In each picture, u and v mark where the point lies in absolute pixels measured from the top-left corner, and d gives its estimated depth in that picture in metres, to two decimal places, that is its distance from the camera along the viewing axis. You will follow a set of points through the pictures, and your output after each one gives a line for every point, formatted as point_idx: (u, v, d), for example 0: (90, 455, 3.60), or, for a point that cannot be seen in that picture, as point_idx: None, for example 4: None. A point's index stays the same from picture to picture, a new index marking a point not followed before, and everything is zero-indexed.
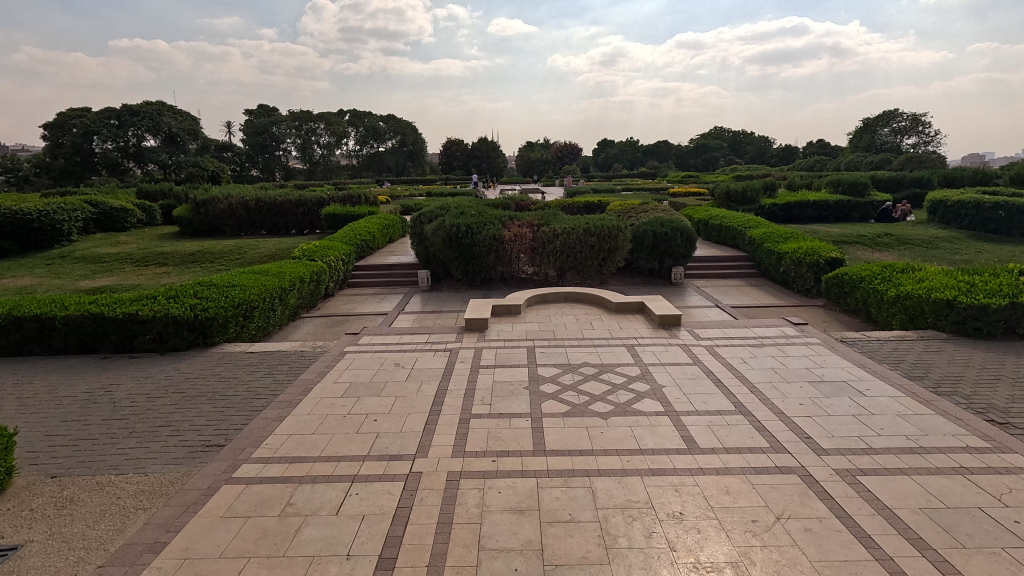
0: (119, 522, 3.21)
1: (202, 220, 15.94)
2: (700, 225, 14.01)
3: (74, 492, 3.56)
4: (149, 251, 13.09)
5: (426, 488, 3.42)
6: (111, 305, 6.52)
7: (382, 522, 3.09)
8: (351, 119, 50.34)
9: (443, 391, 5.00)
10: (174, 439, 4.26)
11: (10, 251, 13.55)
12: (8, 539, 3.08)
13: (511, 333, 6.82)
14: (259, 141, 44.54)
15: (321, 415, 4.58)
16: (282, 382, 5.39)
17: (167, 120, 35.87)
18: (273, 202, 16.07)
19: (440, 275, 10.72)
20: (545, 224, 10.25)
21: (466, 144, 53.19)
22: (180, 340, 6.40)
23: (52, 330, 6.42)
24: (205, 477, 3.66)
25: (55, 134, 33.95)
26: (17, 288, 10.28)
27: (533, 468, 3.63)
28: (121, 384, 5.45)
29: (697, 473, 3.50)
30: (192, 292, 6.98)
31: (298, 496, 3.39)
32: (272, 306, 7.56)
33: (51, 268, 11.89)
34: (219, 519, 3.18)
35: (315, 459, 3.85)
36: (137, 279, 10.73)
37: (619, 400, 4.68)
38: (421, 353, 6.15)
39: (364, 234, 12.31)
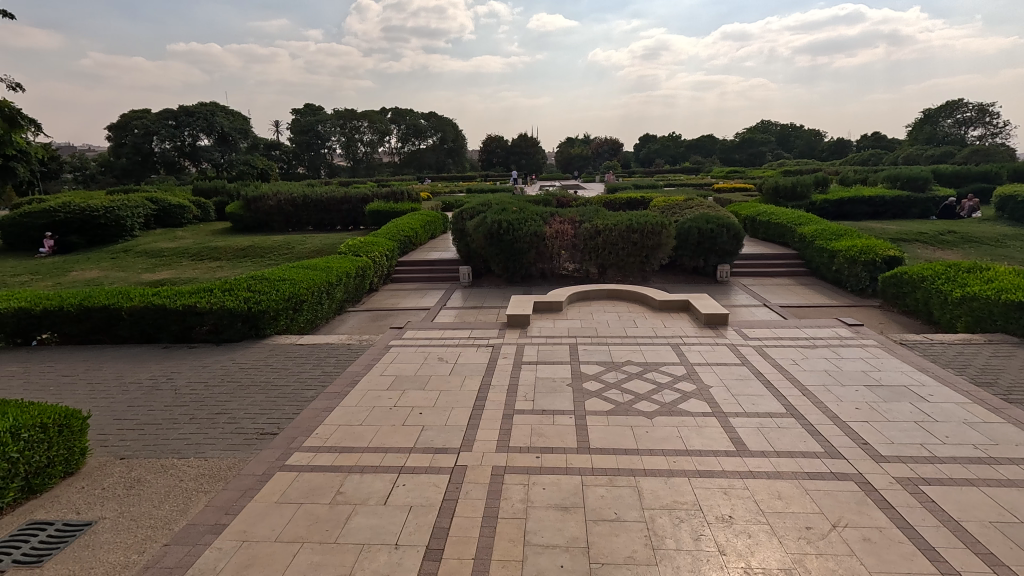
0: (182, 503, 3.37)
1: (253, 216, 16.55)
2: (748, 222, 13.63)
3: (140, 473, 3.76)
4: (204, 246, 13.67)
5: (471, 481, 3.46)
6: (172, 297, 6.85)
7: (429, 514, 3.14)
8: (394, 117, 51.38)
9: (487, 387, 5.04)
10: (230, 426, 4.44)
11: (78, 245, 14.40)
12: (82, 515, 3.29)
13: (553, 330, 6.80)
14: (305, 140, 45.98)
15: (367, 407, 4.69)
16: (330, 374, 5.54)
17: (221, 120, 37.38)
18: (320, 198, 16.51)
19: (481, 271, 10.82)
20: (587, 220, 10.16)
21: (506, 141, 53.31)
22: (234, 331, 6.67)
23: (119, 320, 6.79)
24: (260, 464, 3.81)
25: (120, 134, 36.11)
26: (85, 280, 10.91)
27: (578, 465, 3.61)
28: (182, 373, 5.73)
29: (746, 476, 3.42)
30: (245, 285, 7.27)
31: (347, 485, 3.49)
32: (319, 301, 7.79)
33: (115, 262, 12.57)
34: (274, 505, 3.31)
35: (363, 449, 3.95)
36: (193, 273, 11.23)
37: (664, 399, 4.62)
38: (463, 348, 6.21)
39: (407, 230, 12.53)
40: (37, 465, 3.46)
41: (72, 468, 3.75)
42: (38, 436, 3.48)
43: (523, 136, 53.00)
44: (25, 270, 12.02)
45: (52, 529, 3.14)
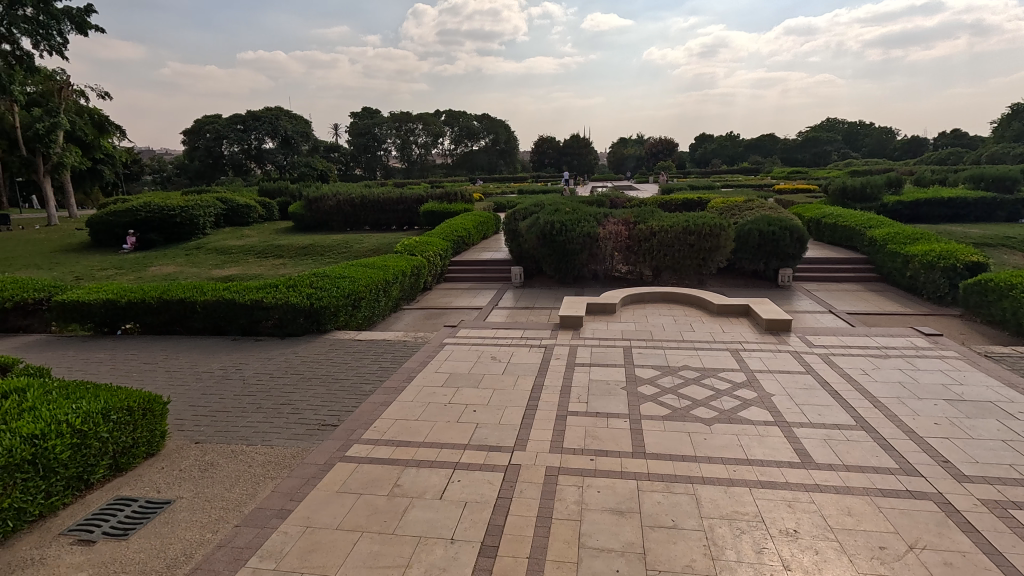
0: (251, 487, 3.56)
1: (314, 216, 17.26)
2: (812, 224, 13.02)
3: (213, 457, 3.99)
4: (268, 244, 14.36)
5: (525, 481, 3.47)
6: (241, 292, 7.23)
7: (484, 511, 3.17)
8: (447, 120, 52.36)
9: (540, 387, 5.04)
10: (294, 416, 4.64)
11: (156, 242, 15.43)
12: (162, 494, 3.52)
13: (606, 332, 6.72)
14: (363, 142, 47.50)
15: (423, 403, 4.78)
16: (387, 370, 5.69)
17: (284, 123, 39.13)
18: (376, 199, 17.00)
19: (533, 272, 10.83)
20: (641, 221, 9.99)
21: (557, 141, 53.19)
22: (297, 325, 6.95)
23: (193, 313, 7.22)
24: (322, 453, 3.96)
25: (193, 139, 38.92)
26: (162, 275, 11.69)
27: (633, 469, 3.57)
28: (249, 364, 6.03)
29: (812, 489, 3.27)
30: (308, 282, 7.58)
31: (405, 478, 3.58)
32: (376, 298, 8.02)
33: (189, 258, 13.38)
34: (335, 493, 3.44)
35: (419, 444, 4.04)
36: (258, 269, 11.81)
37: (723, 406, 4.48)
38: (516, 348, 6.23)
39: (461, 230, 12.71)
40: (124, 446, 3.75)
41: (154, 449, 4.03)
42: (125, 419, 3.75)
43: (574, 136, 52.76)
44: (110, 265, 12.97)
45: (136, 506, 3.38)
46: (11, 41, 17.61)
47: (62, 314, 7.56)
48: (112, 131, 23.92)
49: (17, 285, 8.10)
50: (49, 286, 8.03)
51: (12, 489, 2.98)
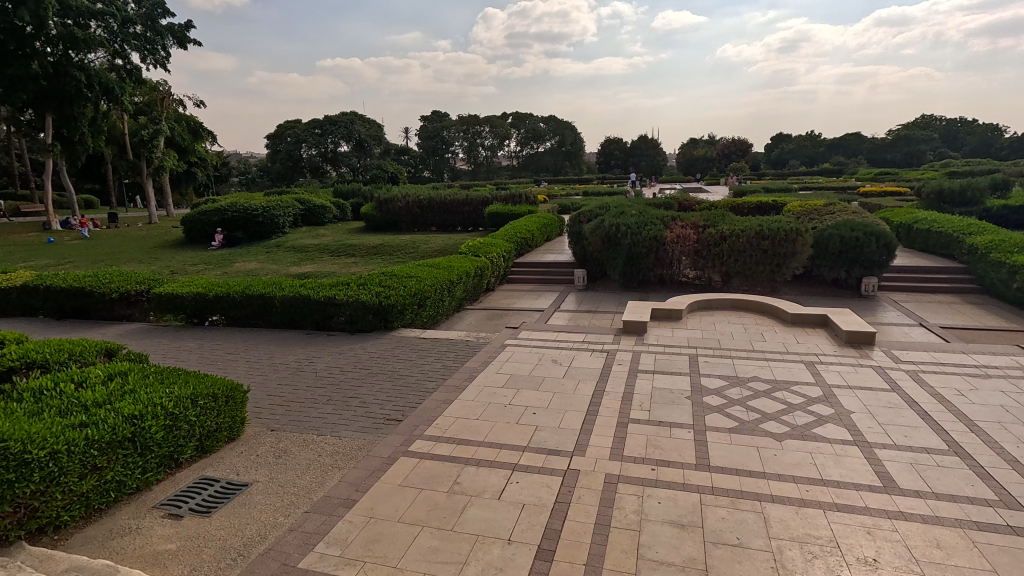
0: (320, 475, 3.74)
1: (384, 217, 17.92)
2: (903, 230, 12.07)
3: (287, 445, 4.22)
4: (340, 243, 15.05)
5: (583, 486, 3.44)
6: (316, 289, 7.62)
7: (541, 514, 3.18)
8: (514, 122, 52.85)
9: (601, 392, 4.98)
10: (361, 409, 4.83)
11: (241, 240, 16.54)
12: (241, 477, 3.76)
13: (671, 338, 6.54)
14: (431, 145, 48.92)
15: (484, 402, 4.85)
16: (450, 368, 5.81)
17: (359, 127, 40.91)
18: (443, 200, 17.39)
19: (597, 275, 10.72)
20: (711, 224, 9.65)
21: (624, 142, 52.45)
22: (366, 322, 7.24)
23: (272, 308, 7.67)
24: (386, 447, 4.10)
25: (275, 142, 41.23)
26: (246, 270, 12.52)
27: (697, 482, 3.45)
28: (321, 358, 6.34)
29: (894, 516, 3.04)
30: (377, 280, 7.88)
31: (464, 476, 3.64)
32: (441, 298, 8.20)
33: (270, 255, 14.24)
34: (398, 487, 3.55)
35: (479, 443, 4.10)
36: (331, 267, 12.41)
37: (795, 421, 4.25)
38: (577, 352, 6.19)
39: (525, 232, 12.78)
40: (209, 429, 4.04)
41: (234, 434, 4.32)
42: (211, 404, 4.05)
43: (642, 137, 51.84)
44: (200, 260, 14.02)
45: (218, 486, 3.63)
46: (123, 56, 19.41)
47: (159, 305, 8.25)
48: (205, 137, 25.93)
49: (121, 277, 8.92)
50: (148, 280, 8.78)
51: (114, 463, 3.30)
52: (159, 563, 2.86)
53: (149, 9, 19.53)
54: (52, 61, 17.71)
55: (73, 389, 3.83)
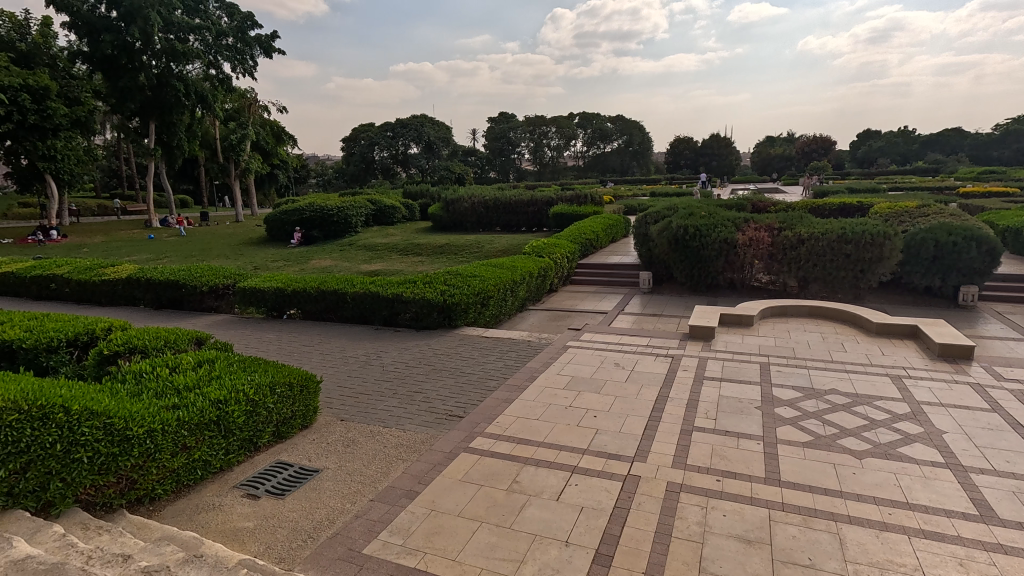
0: (385, 466, 3.87)
1: (451, 217, 18.31)
2: (1009, 234, 10.94)
3: (355, 435, 4.41)
4: (408, 242, 15.52)
5: (643, 493, 3.37)
6: (385, 286, 7.91)
7: (600, 518, 3.15)
8: (581, 122, 52.53)
9: (664, 398, 4.86)
10: (425, 404, 4.96)
11: (317, 238, 17.43)
12: (312, 463, 3.97)
13: (740, 345, 6.28)
14: (498, 146, 49.65)
15: (544, 403, 4.86)
16: (511, 368, 5.86)
17: (428, 130, 42.14)
18: (508, 201, 17.53)
19: (663, 277, 10.46)
20: (787, 226, 9.16)
21: (695, 141, 50.83)
22: (431, 320, 7.44)
23: (344, 303, 8.03)
24: (448, 442, 4.19)
25: (351, 145, 43.25)
26: (321, 267, 13.19)
27: (765, 496, 3.30)
28: (388, 353, 6.56)
29: (992, 548, 2.77)
30: (442, 279, 8.07)
31: (523, 476, 3.66)
32: (504, 297, 8.28)
33: (343, 253, 14.93)
34: (458, 482, 3.62)
35: (538, 444, 4.11)
36: (400, 265, 12.83)
37: (877, 438, 3.97)
38: (640, 356, 6.07)
39: (589, 233, 12.68)
40: (285, 417, 4.30)
41: (307, 422, 4.56)
42: (288, 393, 4.30)
43: (714, 135, 50.06)
44: (280, 257, 14.90)
45: (292, 470, 3.85)
46: (216, 66, 20.97)
47: (243, 299, 8.82)
48: (287, 141, 27.54)
49: (211, 271, 9.63)
50: (234, 274, 9.42)
51: (202, 443, 3.58)
52: (239, 539, 3.07)
53: (240, 22, 20.94)
54: (157, 73, 19.42)
55: (168, 373, 4.18)
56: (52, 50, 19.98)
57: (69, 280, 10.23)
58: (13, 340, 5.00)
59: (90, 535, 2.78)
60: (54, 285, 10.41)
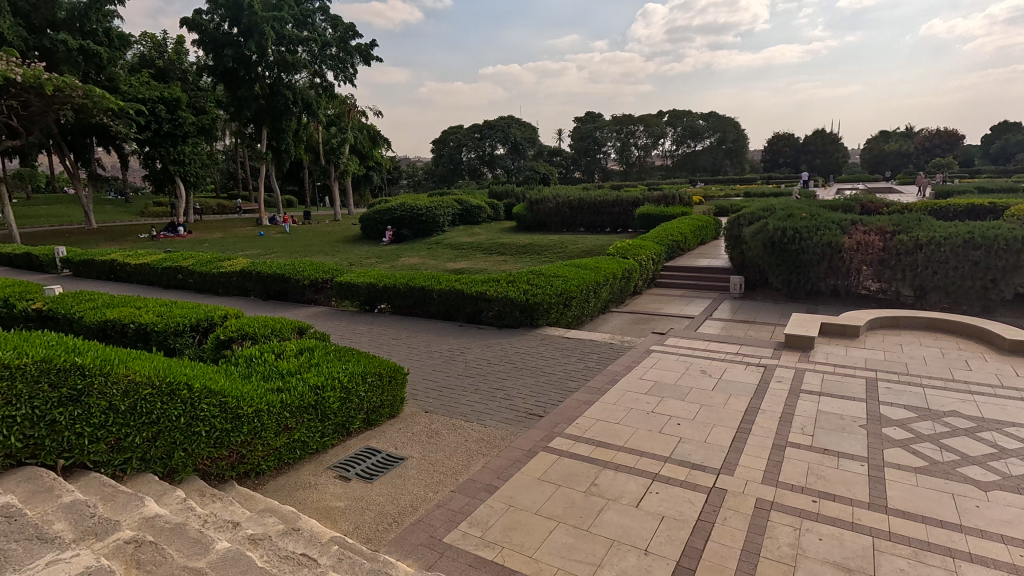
0: (466, 459, 3.98)
1: (535, 217, 18.40)
2: None
3: (438, 427, 4.56)
4: (493, 241, 15.79)
5: (729, 508, 3.22)
6: (469, 284, 8.11)
7: (682, 529, 3.04)
8: (671, 120, 51.07)
9: (755, 410, 4.60)
10: (505, 402, 5.03)
11: (407, 236, 18.20)
12: (399, 450, 4.16)
13: (843, 358, 5.81)
14: (584, 146, 49.52)
15: (625, 407, 4.77)
16: (592, 370, 5.80)
17: (515, 131, 42.64)
18: (593, 201, 17.34)
19: (756, 282, 9.90)
20: (902, 230, 8.33)
21: (796, 138, 47.62)
22: (514, 318, 7.53)
23: (430, 299, 8.33)
24: (528, 440, 4.23)
25: (440, 147, 44.78)
26: (409, 264, 13.77)
27: (869, 523, 3.03)
28: (471, 350, 6.72)
29: None
30: (526, 278, 8.14)
31: (602, 479, 3.61)
32: (586, 299, 8.21)
33: (430, 251, 15.48)
34: (537, 480, 3.64)
35: (618, 448, 4.04)
36: (484, 264, 13.09)
37: (1007, 470, 3.52)
38: (729, 364, 5.78)
39: (676, 234, 12.27)
40: (374, 405, 4.54)
41: (395, 412, 4.79)
42: (378, 383, 4.53)
43: (819, 131, 46.58)
44: (372, 254, 15.71)
45: (380, 456, 4.06)
46: (321, 75, 22.46)
47: (339, 292, 9.40)
48: (382, 144, 28.99)
49: (311, 266, 10.36)
50: (332, 269, 10.07)
51: (301, 425, 3.86)
52: (332, 517, 3.29)
53: (343, 32, 22.26)
54: (270, 83, 21.13)
55: (274, 359, 4.56)
56: (184, 65, 22.39)
57: (192, 271, 11.41)
58: (149, 322, 5.68)
59: (206, 501, 3.09)
60: (180, 275, 11.66)
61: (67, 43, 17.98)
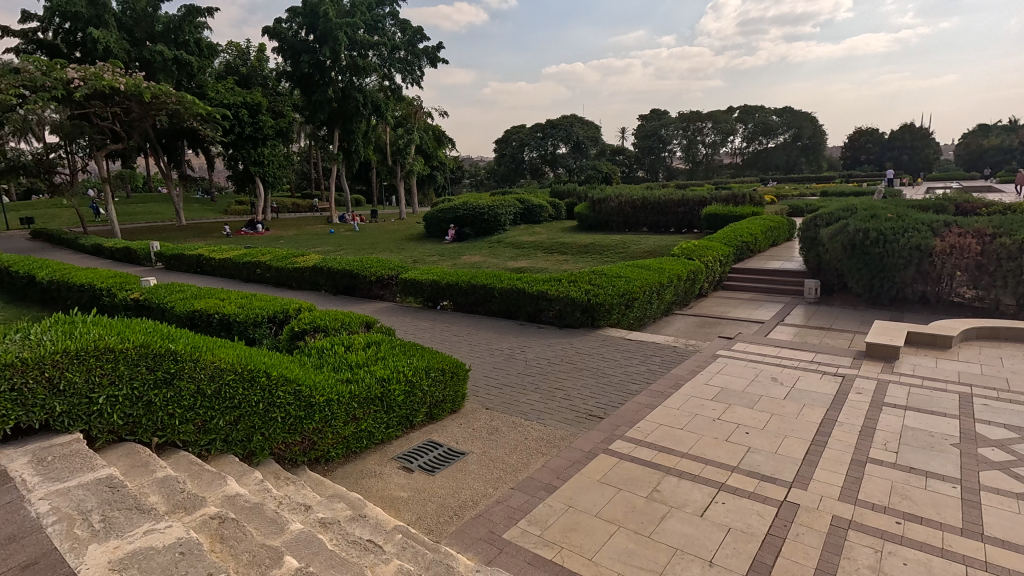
0: (526, 458, 3.99)
1: (597, 216, 18.20)
2: None
3: (498, 424, 4.61)
4: (554, 241, 15.75)
5: (802, 524, 3.06)
6: (531, 283, 8.13)
7: (750, 542, 2.92)
8: (741, 116, 49.08)
9: (831, 422, 4.34)
10: (565, 402, 5.01)
11: (468, 235, 18.47)
12: (459, 445, 4.23)
13: (932, 370, 5.37)
14: (648, 145, 48.52)
15: (689, 413, 4.62)
16: (655, 373, 5.67)
17: (577, 130, 42.29)
18: (657, 200, 16.94)
19: (834, 287, 9.34)
20: (1005, 232, 7.59)
21: (881, 133, 44.50)
22: (574, 318, 7.48)
23: (491, 297, 8.41)
24: (588, 442, 4.19)
25: (503, 147, 45.16)
26: (471, 263, 13.98)
27: (962, 551, 2.78)
28: (531, 348, 6.73)
29: None
30: (587, 278, 8.06)
31: (665, 486, 3.52)
32: (649, 300, 8.04)
33: (491, 250, 15.64)
34: (597, 483, 3.60)
35: (682, 454, 3.93)
36: (544, 263, 13.08)
37: None
38: (803, 373, 5.48)
39: (746, 235, 11.78)
40: (437, 400, 4.63)
41: (456, 407, 4.87)
42: (441, 377, 4.63)
43: (907, 126, 43.31)
44: (435, 252, 16.07)
45: (442, 450, 4.14)
46: (389, 78, 23.19)
47: (404, 289, 9.66)
48: (447, 144, 29.57)
49: (378, 263, 10.72)
50: (397, 266, 10.39)
51: (368, 415, 4.00)
52: (396, 506, 3.39)
53: (411, 35, 22.89)
54: (342, 87, 22.05)
55: (343, 351, 4.76)
56: (265, 72, 23.73)
57: (270, 266, 12.08)
58: (231, 313, 6.06)
59: (280, 483, 3.27)
60: (259, 270, 12.37)
61: (163, 54, 19.51)
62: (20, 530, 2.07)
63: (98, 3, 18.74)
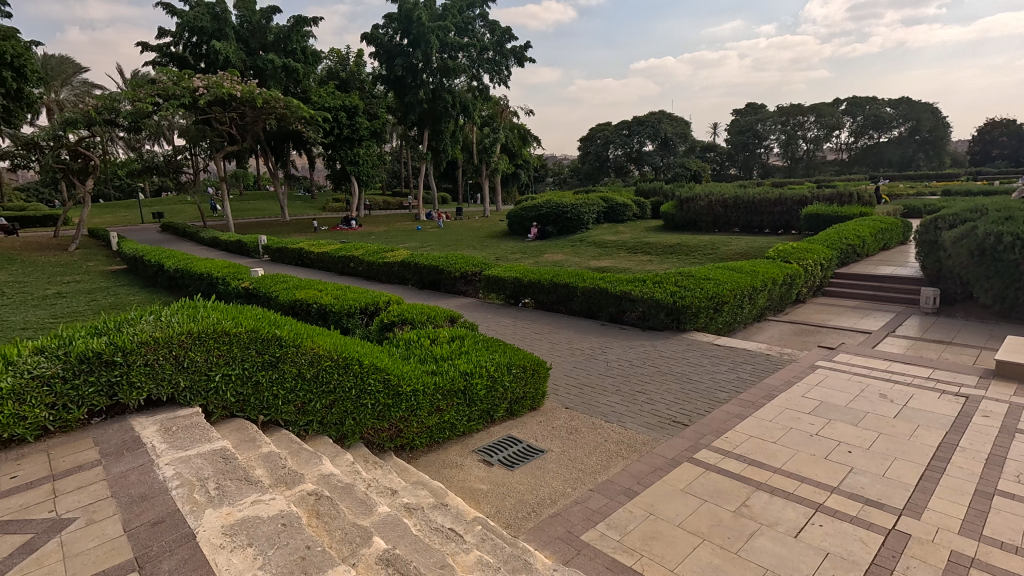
0: (605, 460, 3.92)
1: (684, 216, 17.56)
2: None
3: (578, 424, 4.57)
4: (639, 241, 15.36)
5: (913, 556, 2.78)
6: (614, 283, 7.99)
7: (850, 570, 2.69)
8: (849, 109, 45.39)
9: (951, 446, 3.90)
10: (647, 406, 4.87)
11: (551, 233, 18.37)
12: (538, 442, 4.24)
13: None
14: (742, 141, 46.12)
15: (783, 426, 4.34)
16: (746, 381, 5.37)
17: (666, 127, 40.97)
18: (751, 199, 16.04)
19: (957, 297, 8.38)
20: None
21: (1019, 125, 39.37)
22: (659, 321, 7.26)
23: (573, 296, 8.36)
24: (671, 449, 4.05)
25: (588, 145, 44.75)
26: (552, 261, 13.98)
27: None
28: (612, 349, 6.61)
29: None
30: (673, 280, 7.79)
31: (755, 501, 3.33)
32: (740, 304, 7.63)
33: (573, 249, 15.55)
34: (681, 492, 3.47)
35: (775, 469, 3.70)
36: (627, 263, 12.82)
37: None
38: (917, 390, 4.97)
39: (852, 237, 10.85)
40: (517, 396, 4.67)
41: (536, 404, 4.89)
42: (521, 374, 4.65)
43: None
44: (517, 250, 16.22)
45: (521, 446, 4.17)
46: (478, 78, 23.67)
47: (487, 285, 9.82)
48: (532, 142, 29.72)
49: (462, 260, 10.99)
50: (480, 263, 10.59)
51: (451, 407, 4.11)
52: (476, 498, 3.46)
53: (500, 36, 23.29)
54: (432, 88, 22.65)
55: (429, 344, 4.92)
56: (362, 76, 25.03)
57: (362, 261, 12.75)
58: (328, 303, 6.47)
59: (369, 466, 3.45)
60: (352, 264, 13.09)
61: (273, 62, 21.02)
62: (151, 491, 2.35)
63: (220, 18, 20.66)
